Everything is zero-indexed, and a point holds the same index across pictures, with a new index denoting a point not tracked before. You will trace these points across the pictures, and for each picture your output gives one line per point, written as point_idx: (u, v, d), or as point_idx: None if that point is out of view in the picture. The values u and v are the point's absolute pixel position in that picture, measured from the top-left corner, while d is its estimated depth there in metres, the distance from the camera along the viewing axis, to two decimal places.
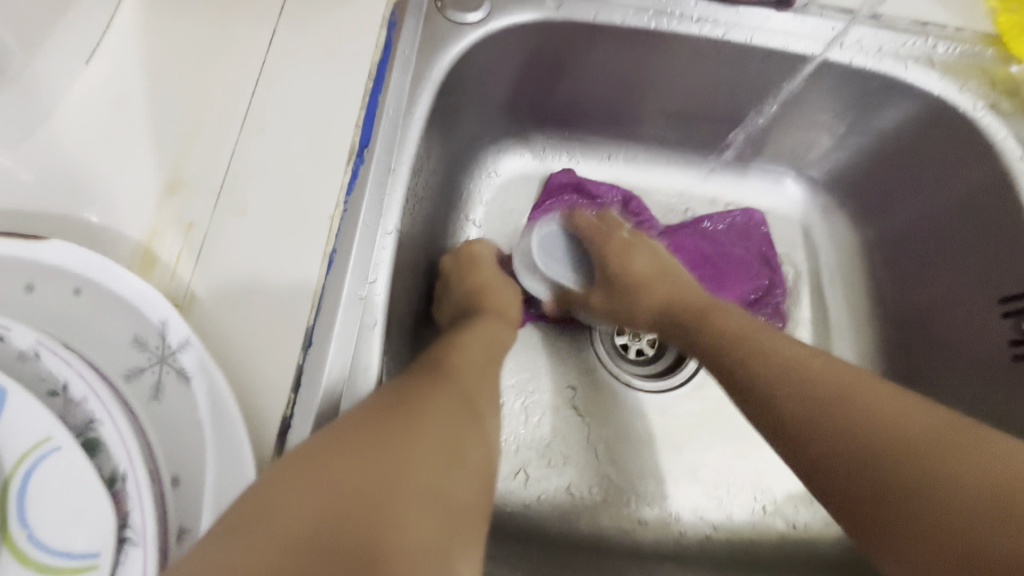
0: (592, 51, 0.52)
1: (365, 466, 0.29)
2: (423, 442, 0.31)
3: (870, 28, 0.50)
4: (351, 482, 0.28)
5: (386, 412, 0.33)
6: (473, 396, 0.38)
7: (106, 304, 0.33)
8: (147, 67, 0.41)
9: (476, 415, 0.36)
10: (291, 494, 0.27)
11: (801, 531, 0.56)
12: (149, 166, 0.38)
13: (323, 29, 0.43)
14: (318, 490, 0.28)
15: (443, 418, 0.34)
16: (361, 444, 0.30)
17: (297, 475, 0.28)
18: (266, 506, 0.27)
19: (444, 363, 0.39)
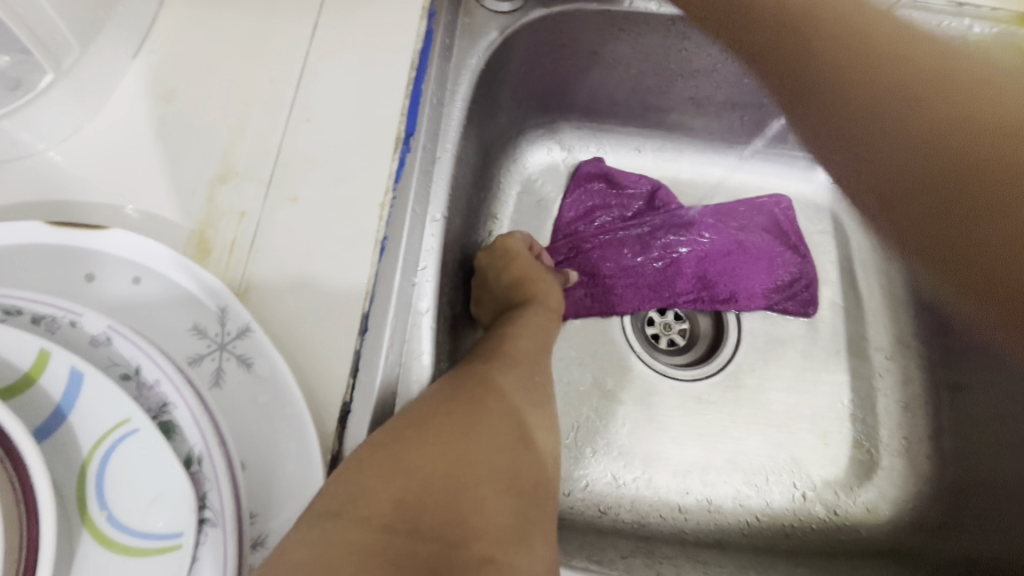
0: (627, 38, 0.52)
1: (444, 458, 0.30)
2: (491, 438, 0.32)
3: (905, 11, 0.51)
4: (432, 471, 0.30)
5: (455, 406, 0.33)
6: (520, 382, 0.38)
7: (166, 293, 0.33)
8: (192, 60, 0.41)
9: (534, 414, 0.37)
10: (379, 478, 0.28)
11: (844, 517, 0.55)
12: (200, 156, 0.38)
13: (365, 21, 0.43)
14: (403, 476, 0.29)
15: (507, 416, 0.35)
16: (438, 436, 0.31)
17: (380, 461, 0.29)
18: (357, 487, 0.28)
19: (500, 359, 0.40)
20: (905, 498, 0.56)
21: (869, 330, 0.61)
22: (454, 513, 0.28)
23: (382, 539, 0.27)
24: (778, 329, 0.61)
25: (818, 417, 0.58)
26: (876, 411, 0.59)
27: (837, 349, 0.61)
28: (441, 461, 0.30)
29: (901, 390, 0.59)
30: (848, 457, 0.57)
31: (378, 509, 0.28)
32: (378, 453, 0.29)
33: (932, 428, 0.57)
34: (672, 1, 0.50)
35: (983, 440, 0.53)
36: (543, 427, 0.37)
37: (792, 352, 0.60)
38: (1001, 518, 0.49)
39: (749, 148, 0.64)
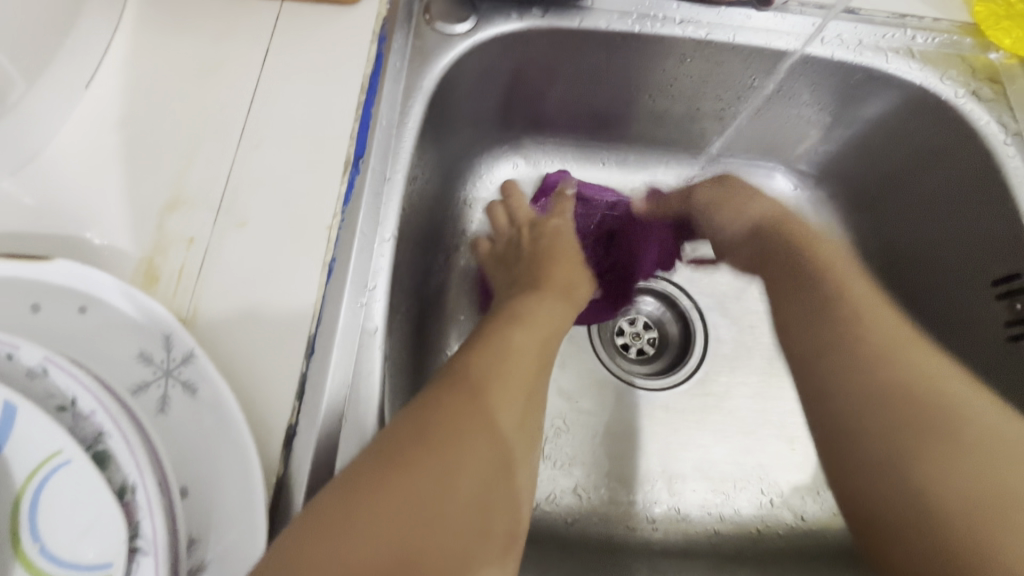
0: (581, 56, 0.53)
1: (416, 509, 0.30)
2: (464, 475, 0.32)
3: (837, 21, 0.52)
4: (410, 511, 0.30)
5: (428, 443, 0.33)
6: (510, 399, 0.37)
7: (112, 322, 0.34)
8: (143, 89, 0.42)
9: (515, 435, 0.36)
10: (346, 533, 0.29)
11: (811, 522, 0.56)
12: (150, 184, 0.39)
13: (316, 47, 0.44)
14: (371, 530, 0.29)
15: (486, 444, 0.34)
16: (407, 483, 0.31)
17: (352, 504, 0.30)
18: (325, 542, 0.28)
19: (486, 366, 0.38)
20: None
21: None
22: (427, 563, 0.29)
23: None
24: (744, 336, 0.62)
25: (784, 422, 0.59)
26: None
27: None
28: (410, 510, 0.30)
29: None
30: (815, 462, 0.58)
31: (354, 551, 0.28)
32: (343, 509, 0.29)
33: None
34: (622, 19, 0.51)
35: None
36: (517, 440, 0.36)
37: (758, 358, 0.61)
38: None
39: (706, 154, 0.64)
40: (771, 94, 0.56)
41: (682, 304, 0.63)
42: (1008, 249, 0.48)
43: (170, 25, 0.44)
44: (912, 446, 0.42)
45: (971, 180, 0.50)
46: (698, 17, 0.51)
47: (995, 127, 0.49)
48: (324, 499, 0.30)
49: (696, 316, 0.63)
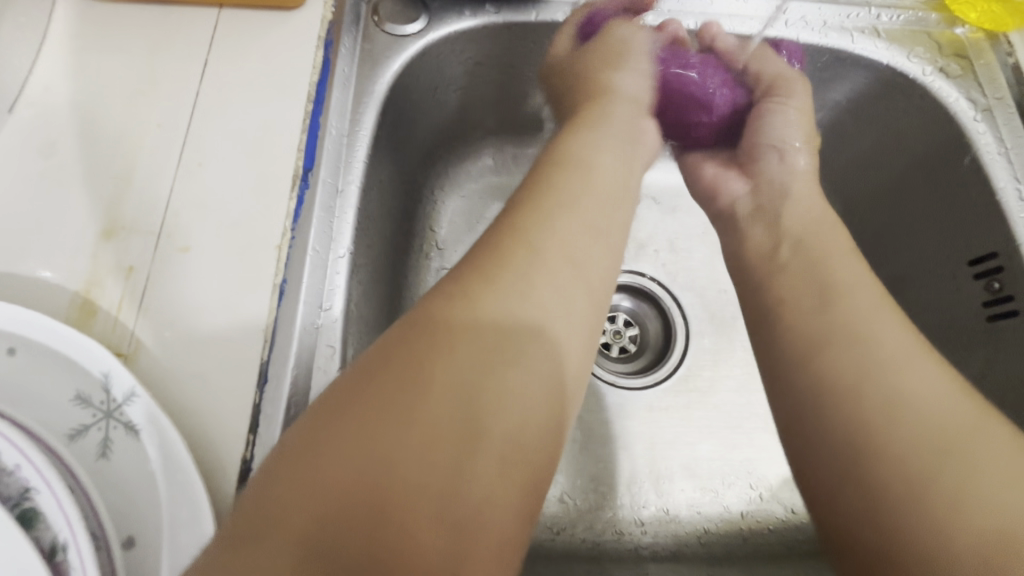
0: (541, 51, 0.51)
1: (415, 428, 0.24)
2: (477, 380, 0.26)
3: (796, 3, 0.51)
4: (353, 484, 0.23)
5: (436, 344, 0.27)
6: (514, 306, 0.29)
7: (46, 363, 0.31)
8: (72, 110, 0.39)
9: (555, 299, 0.30)
10: (327, 461, 0.23)
11: (801, 515, 0.54)
12: (84, 210, 0.36)
13: (259, 56, 0.42)
14: (361, 460, 0.23)
15: (508, 343, 0.28)
16: (397, 393, 0.25)
17: (308, 467, 0.23)
18: (310, 477, 0.23)
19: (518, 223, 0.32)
20: None
21: None
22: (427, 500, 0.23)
23: (333, 532, 0.22)
24: (726, 329, 0.61)
25: (771, 414, 0.58)
26: None
27: None
28: (405, 442, 0.24)
29: None
30: None
31: (296, 531, 0.22)
32: (330, 432, 0.24)
33: None
34: (578, 10, 0.49)
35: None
36: (559, 246, 0.32)
37: (740, 350, 0.60)
38: None
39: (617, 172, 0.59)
40: None
41: (664, 300, 0.62)
42: (980, 224, 0.47)
43: (102, 42, 0.42)
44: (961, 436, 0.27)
45: (943, 157, 0.49)
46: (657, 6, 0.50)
47: (964, 103, 0.48)
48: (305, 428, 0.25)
49: (676, 311, 0.61)
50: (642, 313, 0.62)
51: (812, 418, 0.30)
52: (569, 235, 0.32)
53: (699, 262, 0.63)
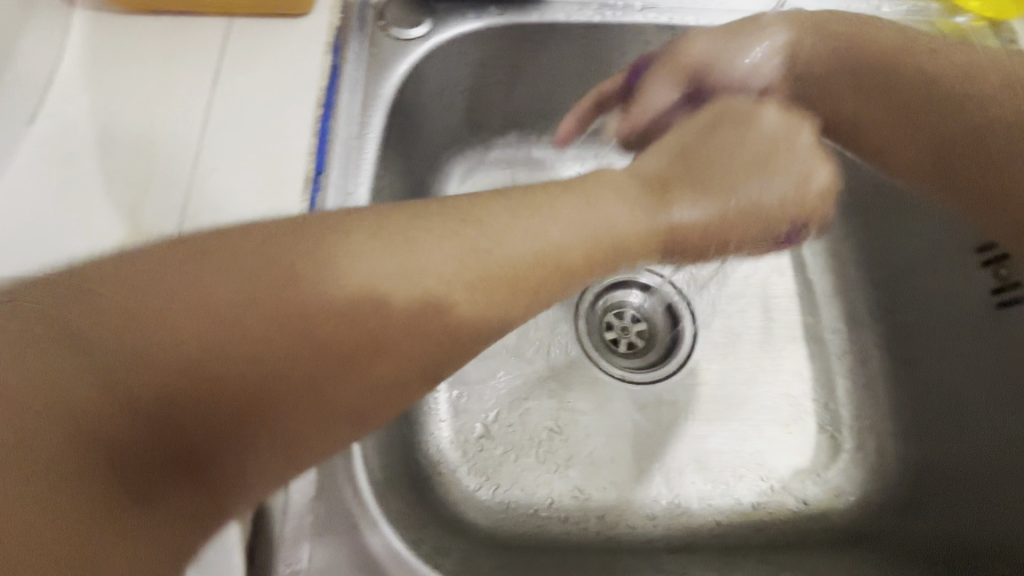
0: (544, 52, 0.52)
1: (222, 333, 0.25)
2: (311, 312, 0.27)
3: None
4: (226, 366, 0.25)
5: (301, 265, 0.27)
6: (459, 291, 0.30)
7: None
8: (91, 119, 0.41)
9: (477, 279, 0.30)
10: (116, 318, 0.24)
11: (812, 506, 0.54)
12: (104, 217, 0.38)
13: (268, 63, 0.43)
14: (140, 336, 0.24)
15: (363, 302, 0.28)
16: (230, 288, 0.26)
17: (188, 317, 0.25)
18: (85, 341, 0.23)
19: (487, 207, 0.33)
20: (871, 479, 0.55)
21: (821, 314, 0.61)
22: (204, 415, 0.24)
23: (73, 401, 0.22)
24: (733, 322, 0.61)
25: (781, 407, 0.58)
26: (836, 394, 0.58)
27: (793, 335, 0.61)
28: (212, 340, 0.25)
29: (860, 370, 0.59)
30: (813, 445, 0.57)
31: (142, 371, 0.23)
32: (105, 303, 0.24)
33: (891, 407, 0.56)
34: (580, 10, 0.50)
35: (934, 411, 0.53)
36: (528, 235, 0.32)
37: (748, 343, 0.60)
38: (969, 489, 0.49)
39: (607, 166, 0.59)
40: None
41: (669, 296, 0.62)
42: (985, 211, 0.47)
43: (118, 53, 0.43)
44: (980, 158, 0.44)
45: None
46: (657, 4, 0.51)
47: None
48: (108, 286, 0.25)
49: (684, 307, 0.62)
50: (651, 309, 0.62)
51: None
52: (560, 230, 0.33)
53: None
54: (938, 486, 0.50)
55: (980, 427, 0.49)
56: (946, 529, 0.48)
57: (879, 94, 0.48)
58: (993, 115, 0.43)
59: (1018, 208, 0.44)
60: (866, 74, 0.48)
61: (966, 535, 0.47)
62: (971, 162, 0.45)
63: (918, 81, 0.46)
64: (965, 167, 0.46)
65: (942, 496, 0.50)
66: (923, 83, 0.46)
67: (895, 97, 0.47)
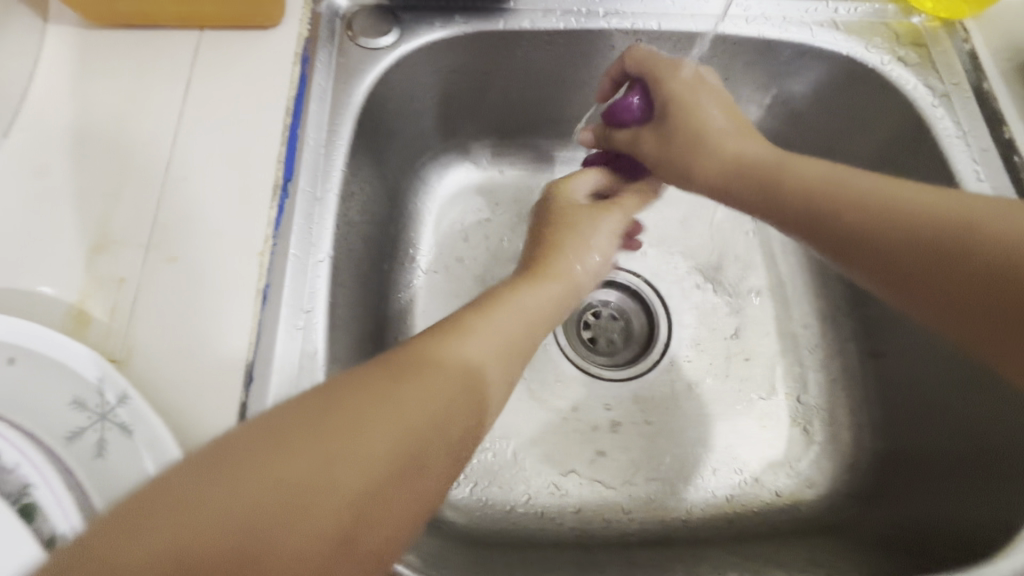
0: (512, 59, 0.53)
1: (298, 494, 0.25)
2: (373, 433, 0.28)
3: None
4: (324, 494, 0.26)
5: (356, 403, 0.28)
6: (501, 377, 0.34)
7: (42, 370, 0.33)
8: (64, 132, 0.42)
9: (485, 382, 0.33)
10: (204, 508, 0.24)
11: (784, 497, 0.55)
12: (76, 228, 0.38)
13: (238, 75, 0.44)
14: (229, 519, 0.24)
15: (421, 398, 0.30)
16: (296, 453, 0.26)
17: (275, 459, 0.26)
18: (160, 504, 0.24)
19: (484, 318, 0.35)
20: (842, 471, 0.56)
21: (793, 309, 0.62)
22: (295, 558, 0.24)
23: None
24: (707, 319, 0.62)
25: (755, 401, 0.59)
26: (808, 387, 0.59)
27: (766, 330, 0.61)
28: (305, 479, 0.26)
29: (831, 363, 0.60)
30: (787, 438, 0.58)
31: (246, 524, 0.24)
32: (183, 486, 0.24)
33: (860, 399, 0.58)
34: (545, 17, 0.51)
35: (903, 400, 0.54)
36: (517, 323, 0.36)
37: (721, 339, 0.61)
38: (931, 479, 0.49)
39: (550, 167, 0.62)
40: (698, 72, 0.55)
41: (644, 294, 0.63)
42: None
43: (91, 68, 0.44)
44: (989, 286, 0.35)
45: (907, 142, 0.51)
46: (620, 10, 0.52)
47: (923, 89, 0.50)
48: (177, 468, 0.25)
49: (659, 305, 0.63)
50: (626, 308, 0.63)
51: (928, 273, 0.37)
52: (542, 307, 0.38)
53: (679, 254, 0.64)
54: (903, 476, 0.52)
55: (940, 418, 0.50)
56: (906, 518, 0.49)
57: (860, 213, 0.39)
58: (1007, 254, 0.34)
59: (957, 233, 0.36)
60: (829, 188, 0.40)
61: (923, 525, 0.48)
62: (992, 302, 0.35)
63: (921, 198, 0.38)
64: (939, 284, 0.37)
65: (907, 487, 0.51)
66: (886, 205, 0.39)
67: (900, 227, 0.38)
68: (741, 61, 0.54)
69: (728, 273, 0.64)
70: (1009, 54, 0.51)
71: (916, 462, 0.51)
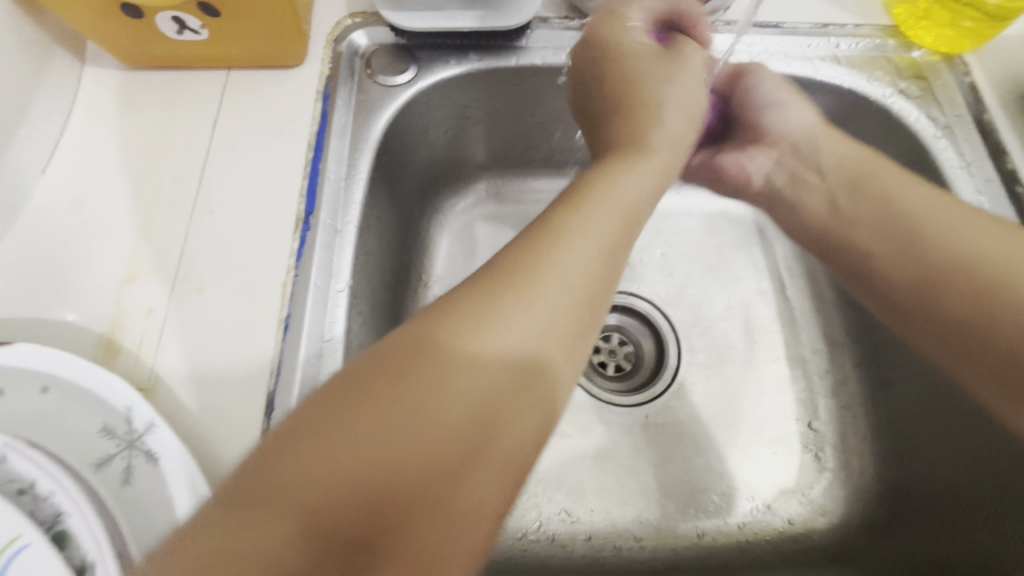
0: (523, 93, 0.55)
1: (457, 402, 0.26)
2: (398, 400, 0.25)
3: (758, 34, 0.54)
4: (354, 464, 0.24)
5: (453, 329, 0.28)
6: (553, 303, 0.29)
7: (73, 399, 0.34)
8: (97, 166, 0.44)
9: (534, 323, 0.29)
10: (324, 451, 0.24)
11: (797, 525, 0.55)
12: (105, 260, 0.40)
13: (261, 112, 0.47)
14: (391, 427, 0.25)
15: (455, 359, 0.27)
16: (446, 360, 0.27)
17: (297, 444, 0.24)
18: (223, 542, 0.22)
19: (539, 246, 0.31)
20: (855, 499, 0.55)
21: (803, 334, 0.63)
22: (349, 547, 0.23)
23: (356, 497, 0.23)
24: (716, 345, 0.62)
25: (765, 427, 0.59)
26: (819, 413, 0.59)
27: (775, 355, 0.62)
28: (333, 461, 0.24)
29: (841, 389, 0.60)
30: (798, 464, 0.57)
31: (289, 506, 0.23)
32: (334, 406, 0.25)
33: (872, 426, 0.57)
34: (555, 53, 0.53)
35: (920, 431, 0.53)
36: (583, 258, 0.31)
37: (731, 365, 0.61)
38: (950, 517, 0.49)
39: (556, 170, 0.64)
40: None
41: (656, 320, 0.64)
42: None
43: (122, 106, 0.46)
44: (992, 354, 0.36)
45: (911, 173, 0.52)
46: None
47: (925, 122, 0.51)
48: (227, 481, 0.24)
49: (667, 329, 0.63)
50: (636, 332, 0.64)
51: (963, 327, 0.37)
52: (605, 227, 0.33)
53: (688, 280, 0.65)
54: (916, 506, 0.52)
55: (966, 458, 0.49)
56: (920, 553, 0.50)
57: (919, 269, 0.39)
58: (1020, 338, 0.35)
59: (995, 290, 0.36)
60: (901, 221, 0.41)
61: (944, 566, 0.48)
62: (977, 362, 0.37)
63: (973, 249, 0.38)
64: (988, 345, 0.36)
65: (920, 519, 0.51)
66: (957, 259, 0.38)
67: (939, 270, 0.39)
68: None
69: (737, 297, 0.64)
70: (1009, 87, 0.52)
71: (929, 492, 0.51)
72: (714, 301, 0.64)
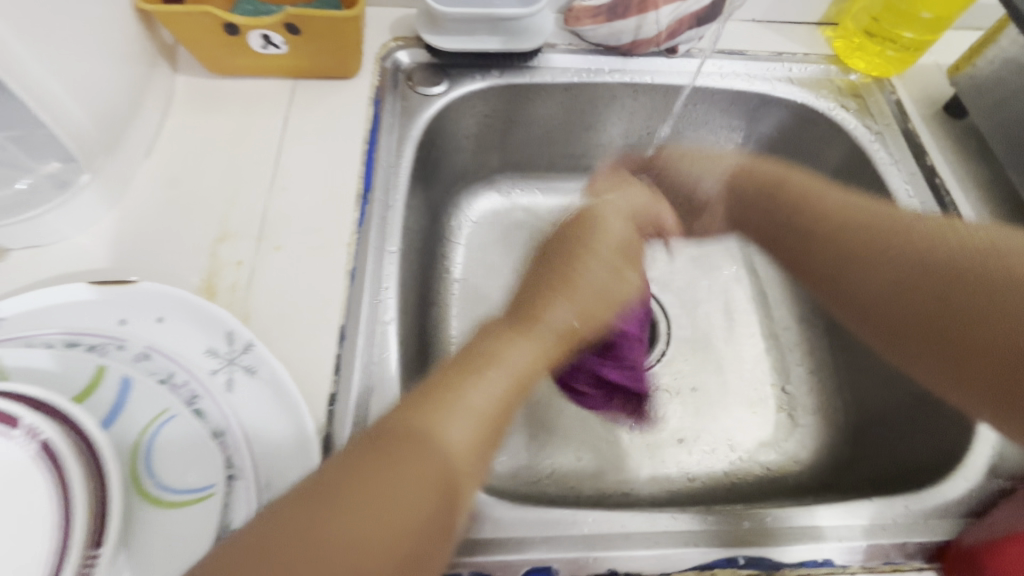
0: (533, 105, 0.66)
1: (423, 500, 0.32)
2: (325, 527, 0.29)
3: (726, 59, 0.66)
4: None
5: (377, 464, 0.32)
6: (457, 445, 0.35)
7: (187, 325, 0.42)
8: (188, 153, 0.53)
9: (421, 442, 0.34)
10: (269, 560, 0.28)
11: (773, 470, 0.63)
12: (201, 225, 0.49)
13: (324, 113, 0.57)
14: (379, 532, 0.30)
15: (370, 491, 0.31)
16: (393, 480, 0.31)
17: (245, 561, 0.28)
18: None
19: (426, 396, 0.36)
20: (823, 445, 0.64)
21: (773, 312, 0.73)
22: None
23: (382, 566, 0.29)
24: (701, 322, 0.72)
25: (744, 391, 0.68)
26: (790, 377, 0.69)
27: (751, 330, 0.72)
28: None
29: (809, 359, 0.69)
30: (773, 421, 0.66)
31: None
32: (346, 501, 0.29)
33: (835, 386, 0.67)
34: (562, 73, 0.64)
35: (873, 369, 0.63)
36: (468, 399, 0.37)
37: (713, 339, 0.71)
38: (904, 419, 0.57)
39: (554, 178, 0.76)
40: (681, 116, 0.69)
41: None
42: None
43: (209, 107, 0.56)
44: (951, 297, 0.46)
45: (852, 170, 0.64)
46: (621, 67, 0.65)
47: (862, 129, 0.63)
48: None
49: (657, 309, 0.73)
50: None
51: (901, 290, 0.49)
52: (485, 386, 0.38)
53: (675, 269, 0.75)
54: (875, 431, 0.60)
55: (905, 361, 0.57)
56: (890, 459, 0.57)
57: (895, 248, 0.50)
58: (958, 256, 0.47)
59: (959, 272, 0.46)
60: (819, 210, 0.56)
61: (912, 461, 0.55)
62: (954, 323, 0.46)
63: (930, 231, 0.49)
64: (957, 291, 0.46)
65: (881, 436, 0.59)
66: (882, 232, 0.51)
67: (873, 228, 0.52)
68: (717, 114, 0.69)
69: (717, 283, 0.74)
70: (926, 103, 0.65)
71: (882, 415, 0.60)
72: (697, 286, 0.74)
